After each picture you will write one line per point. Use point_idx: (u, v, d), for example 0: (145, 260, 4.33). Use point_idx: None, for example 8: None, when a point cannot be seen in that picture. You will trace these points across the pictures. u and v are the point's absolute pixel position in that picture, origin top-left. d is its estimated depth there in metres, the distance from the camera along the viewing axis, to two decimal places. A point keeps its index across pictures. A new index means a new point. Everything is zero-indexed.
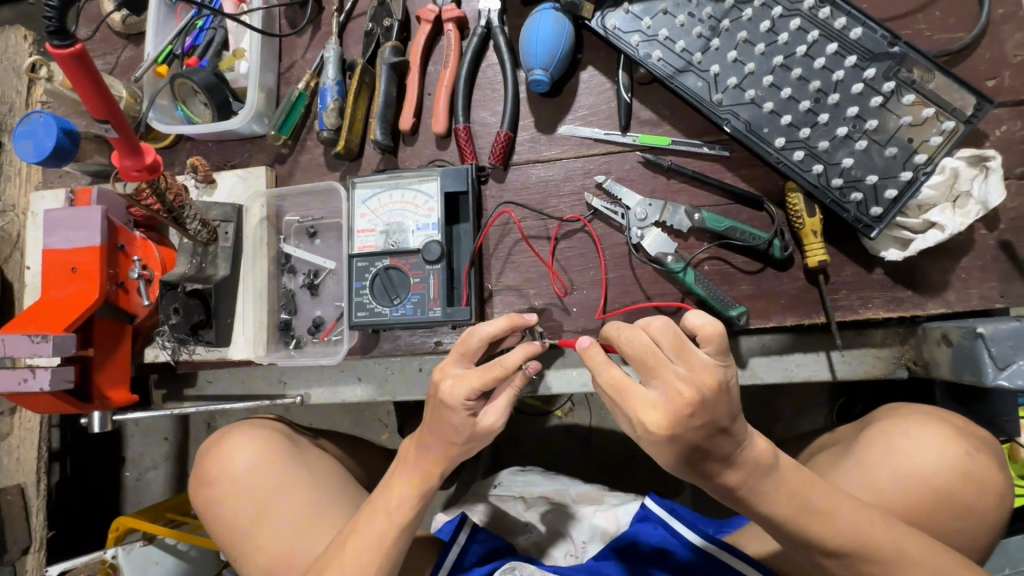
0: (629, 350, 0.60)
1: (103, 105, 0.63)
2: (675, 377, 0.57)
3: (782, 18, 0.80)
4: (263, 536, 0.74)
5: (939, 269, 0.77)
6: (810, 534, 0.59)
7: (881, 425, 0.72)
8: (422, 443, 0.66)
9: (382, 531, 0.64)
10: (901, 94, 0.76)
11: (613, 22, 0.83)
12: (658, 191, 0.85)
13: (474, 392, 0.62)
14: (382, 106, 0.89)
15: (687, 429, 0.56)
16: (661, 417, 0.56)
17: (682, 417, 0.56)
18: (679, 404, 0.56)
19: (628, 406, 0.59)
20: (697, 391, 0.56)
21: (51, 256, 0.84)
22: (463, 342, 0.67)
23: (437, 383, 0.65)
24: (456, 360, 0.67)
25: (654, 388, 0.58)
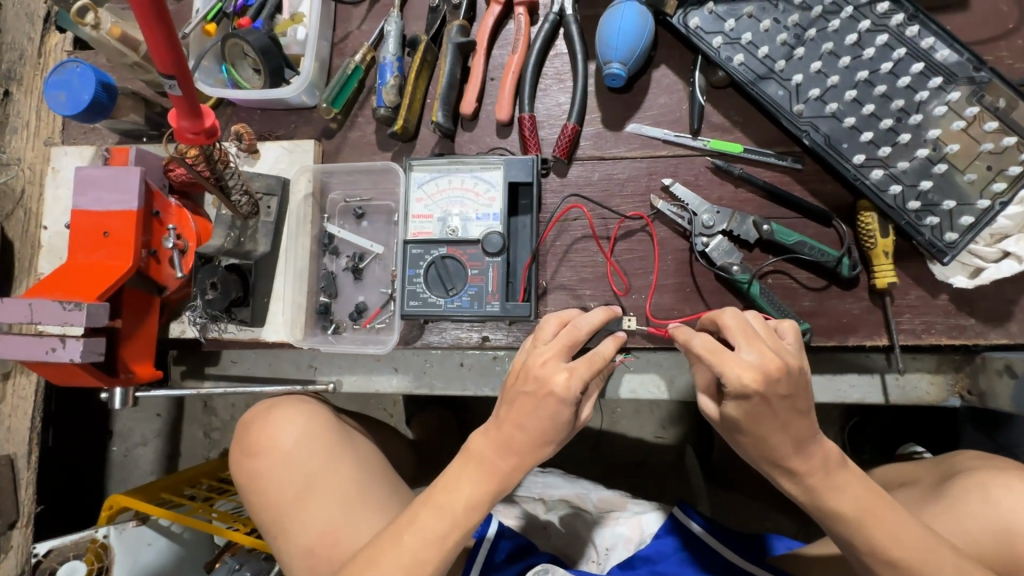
0: (728, 323, 0.61)
1: (172, 60, 0.57)
2: (767, 350, 0.58)
3: (869, 32, 0.78)
4: (307, 511, 0.74)
5: (1004, 299, 0.77)
6: (873, 540, 0.59)
7: (976, 471, 0.69)
8: (499, 431, 0.64)
9: (442, 531, 0.63)
10: (983, 120, 0.75)
11: (696, 22, 0.81)
12: (725, 200, 0.83)
13: (580, 376, 0.62)
14: (445, 88, 0.85)
15: (773, 396, 0.57)
16: (752, 372, 0.56)
17: (770, 382, 0.56)
18: (771, 367, 0.56)
19: (720, 364, 0.57)
20: (786, 363, 0.57)
21: (80, 217, 0.78)
22: (569, 333, 0.66)
23: (542, 373, 0.63)
24: (561, 350, 0.64)
25: (746, 351, 0.58)
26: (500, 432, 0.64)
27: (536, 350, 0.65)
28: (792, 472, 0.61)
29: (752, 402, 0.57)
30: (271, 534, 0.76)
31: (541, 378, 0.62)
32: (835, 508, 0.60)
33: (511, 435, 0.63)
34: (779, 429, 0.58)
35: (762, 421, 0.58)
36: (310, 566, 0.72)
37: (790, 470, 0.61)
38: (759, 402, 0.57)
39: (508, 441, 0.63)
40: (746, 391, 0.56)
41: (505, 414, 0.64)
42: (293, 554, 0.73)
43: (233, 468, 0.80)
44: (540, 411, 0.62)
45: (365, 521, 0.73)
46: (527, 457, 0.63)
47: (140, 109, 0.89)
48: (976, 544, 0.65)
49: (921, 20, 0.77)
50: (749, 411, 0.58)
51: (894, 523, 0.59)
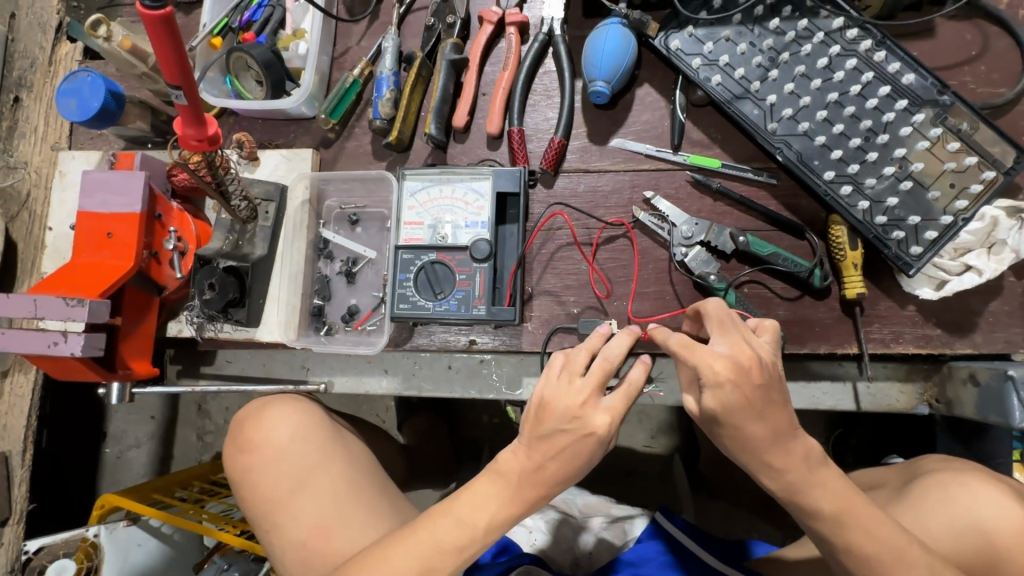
0: (708, 313, 0.64)
1: (180, 72, 0.61)
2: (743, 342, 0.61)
3: (840, 56, 0.82)
4: (299, 506, 0.76)
5: (969, 310, 0.80)
6: (847, 537, 0.61)
7: (936, 474, 0.73)
8: (530, 459, 0.64)
9: (460, 542, 0.63)
10: (946, 141, 0.79)
11: (677, 44, 0.85)
12: (704, 212, 0.87)
13: (618, 411, 0.63)
14: (438, 101, 0.89)
15: (748, 386, 0.59)
16: (724, 360, 0.59)
17: (741, 372, 0.58)
18: (741, 357, 0.59)
19: (694, 358, 0.60)
20: (758, 355, 0.60)
21: (83, 218, 0.81)
22: (603, 369, 0.64)
23: (581, 413, 0.63)
24: (595, 388, 0.64)
25: (722, 342, 0.61)
26: (531, 462, 0.64)
27: (569, 387, 0.64)
28: (769, 468, 0.61)
29: (723, 390, 0.59)
30: (262, 530, 0.78)
31: (581, 418, 0.63)
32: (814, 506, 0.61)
33: (544, 468, 0.64)
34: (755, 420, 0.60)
35: (736, 413, 0.59)
36: (301, 562, 0.74)
37: (769, 467, 0.61)
38: (731, 391, 0.59)
39: (540, 470, 0.64)
40: (717, 378, 0.58)
41: (543, 451, 0.64)
42: (284, 548, 0.75)
43: (227, 464, 0.83)
44: (582, 448, 0.63)
45: (356, 517, 0.75)
46: (562, 483, 0.65)
47: (146, 117, 0.93)
48: (943, 544, 0.67)
49: (888, 45, 0.81)
50: (720, 401, 0.59)
51: (868, 521, 0.60)
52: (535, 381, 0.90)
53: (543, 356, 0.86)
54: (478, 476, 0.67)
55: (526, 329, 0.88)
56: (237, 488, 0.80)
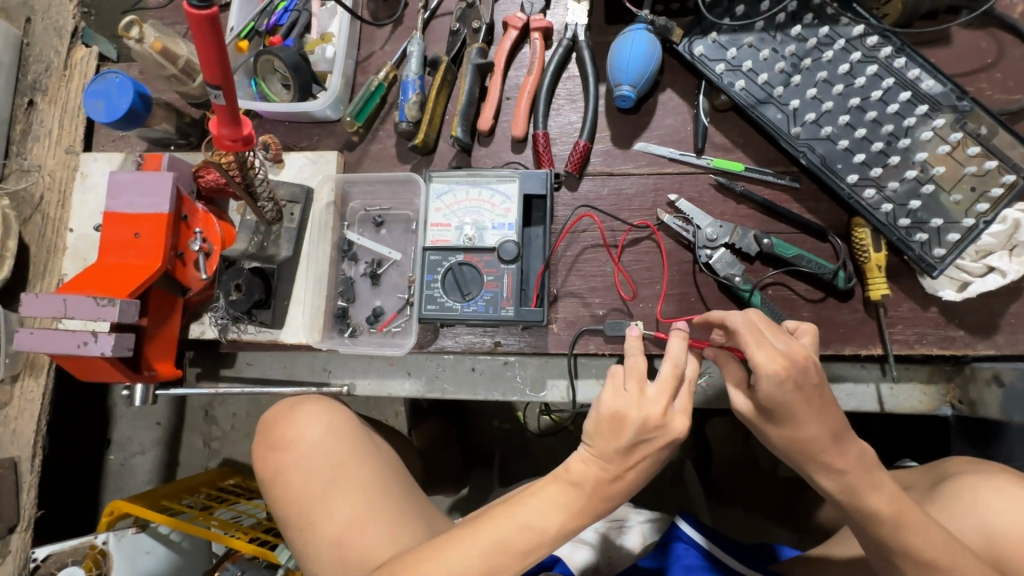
0: (737, 326, 0.67)
1: (221, 72, 0.61)
2: (777, 349, 0.64)
3: (860, 62, 0.84)
4: (333, 503, 0.78)
5: (990, 312, 0.81)
6: (906, 541, 0.60)
7: (965, 474, 0.73)
8: (608, 470, 0.69)
9: (524, 548, 0.66)
10: (966, 145, 0.81)
11: (700, 49, 0.87)
12: (728, 215, 0.88)
13: (689, 411, 0.71)
14: (464, 105, 0.90)
15: (803, 384, 0.63)
16: (780, 360, 0.63)
17: (795, 369, 0.63)
18: (782, 363, 0.62)
19: (754, 346, 0.64)
20: (790, 358, 0.63)
21: (111, 218, 0.81)
22: (674, 375, 0.71)
23: (664, 420, 0.69)
24: (671, 395, 0.70)
25: (760, 351, 0.64)
26: (608, 473, 0.69)
27: (642, 398, 0.69)
28: (825, 466, 0.64)
29: (779, 387, 0.63)
30: (293, 528, 0.80)
31: (661, 425, 0.69)
32: (872, 509, 0.62)
33: (623, 476, 0.70)
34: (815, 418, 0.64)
35: (792, 407, 0.63)
36: (332, 559, 0.75)
37: (831, 467, 0.64)
38: (788, 389, 0.63)
39: (618, 479, 0.70)
40: (777, 377, 0.62)
41: (625, 462, 0.69)
42: (316, 545, 0.77)
43: (257, 462, 0.85)
44: (659, 453, 0.70)
45: (388, 516, 0.78)
46: (640, 485, 0.72)
47: (171, 118, 0.93)
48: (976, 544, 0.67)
49: (907, 53, 0.83)
50: (781, 399, 0.63)
51: (908, 520, 0.60)
52: (559, 383, 0.90)
53: (569, 357, 0.86)
54: (545, 484, 0.70)
55: (552, 331, 0.88)
56: (268, 486, 0.82)
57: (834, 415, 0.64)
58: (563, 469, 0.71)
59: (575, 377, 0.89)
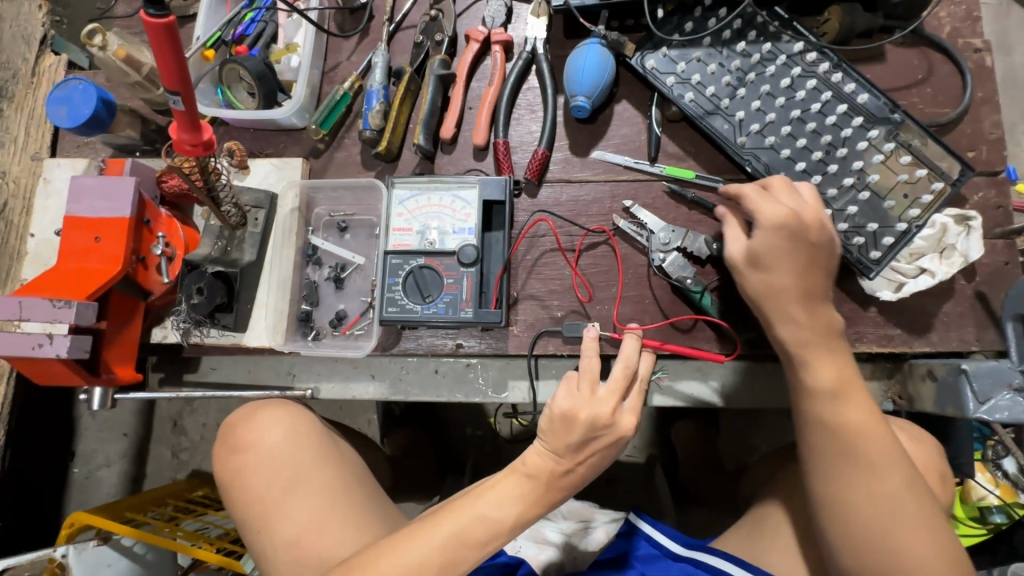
0: (745, 193, 0.75)
1: (178, 78, 0.63)
2: (784, 205, 0.73)
3: (800, 77, 0.89)
4: (292, 505, 0.79)
5: (925, 312, 0.86)
6: None
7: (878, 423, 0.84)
8: (560, 464, 0.72)
9: (485, 537, 0.69)
10: (899, 155, 0.86)
11: (652, 63, 0.91)
12: (680, 220, 0.92)
13: (637, 410, 0.74)
14: (427, 113, 0.93)
15: (801, 234, 0.72)
16: (783, 211, 0.72)
17: (784, 226, 0.72)
18: (781, 215, 0.72)
19: (759, 201, 0.74)
20: (793, 211, 0.72)
21: (72, 222, 0.82)
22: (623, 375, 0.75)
23: (616, 418, 0.73)
24: (621, 393, 0.74)
25: (763, 209, 0.73)
26: (561, 467, 0.72)
27: (593, 398, 0.72)
28: (800, 347, 0.72)
29: (780, 227, 0.72)
30: (252, 531, 0.80)
31: (609, 424, 0.72)
32: (817, 370, 0.71)
33: (573, 471, 0.73)
34: (820, 308, 0.73)
35: (776, 260, 0.72)
36: (291, 559, 0.77)
37: (790, 319, 0.72)
38: (783, 237, 0.72)
39: (571, 473, 0.73)
40: (777, 219, 0.72)
41: (576, 457, 0.72)
42: (275, 547, 0.78)
43: (218, 464, 0.85)
44: (607, 449, 0.73)
45: (347, 517, 0.79)
46: (590, 479, 0.75)
47: (135, 125, 0.95)
48: None
49: (843, 68, 0.89)
50: (770, 243, 0.72)
51: None
52: (520, 384, 0.92)
53: (528, 359, 0.88)
54: (504, 477, 0.73)
55: (512, 333, 0.90)
56: (228, 488, 0.83)
57: (819, 304, 0.73)
58: (521, 463, 0.73)
59: (536, 379, 0.91)
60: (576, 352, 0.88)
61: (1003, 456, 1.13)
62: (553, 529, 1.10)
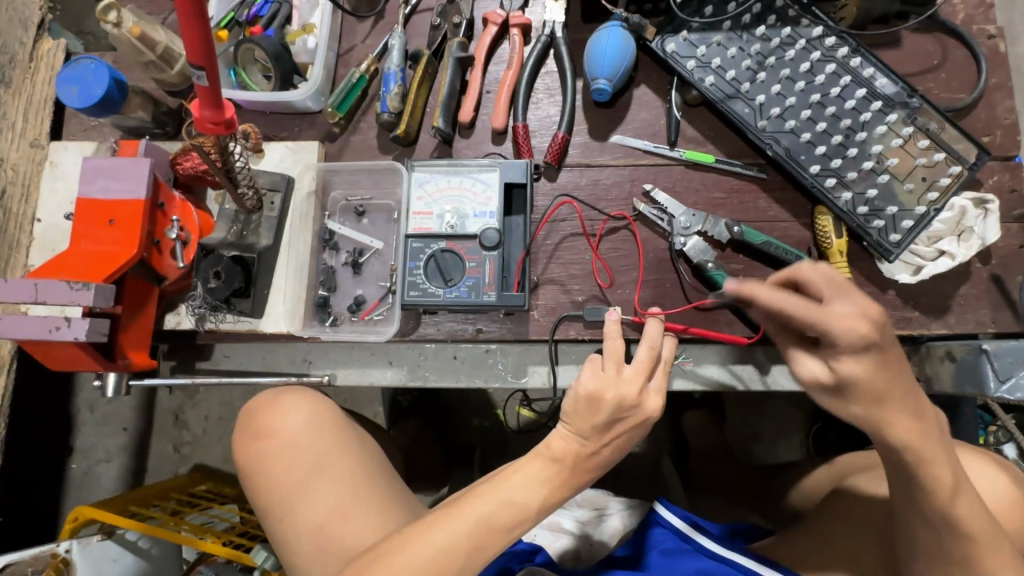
0: (812, 277, 0.61)
1: (204, 52, 0.61)
2: (858, 308, 0.58)
3: (820, 61, 0.89)
4: (316, 492, 0.78)
5: (942, 295, 0.87)
6: None
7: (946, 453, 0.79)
8: (585, 446, 0.72)
9: (512, 522, 0.69)
10: (917, 139, 0.87)
11: (672, 47, 0.91)
12: (700, 205, 0.92)
13: (663, 391, 0.75)
14: (445, 96, 0.92)
15: (883, 344, 0.58)
16: (862, 323, 0.57)
17: (879, 327, 0.57)
18: (876, 311, 0.57)
19: (824, 321, 0.57)
20: (888, 306, 0.58)
21: (84, 204, 0.80)
22: (648, 357, 0.75)
23: (641, 400, 0.73)
24: (645, 374, 0.74)
25: (841, 302, 0.59)
26: (585, 450, 0.72)
27: (618, 379, 0.72)
28: (888, 424, 0.61)
29: (868, 352, 0.58)
30: (273, 517, 0.79)
31: (636, 405, 0.72)
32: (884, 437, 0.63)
33: (599, 453, 0.73)
34: (909, 395, 0.61)
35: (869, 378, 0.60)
36: (316, 547, 0.76)
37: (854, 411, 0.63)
38: (874, 350, 0.58)
39: (596, 455, 0.73)
40: (861, 343, 0.56)
41: (601, 439, 0.72)
42: (298, 534, 0.77)
43: (239, 451, 0.84)
44: (632, 431, 0.74)
45: (371, 504, 0.78)
46: (614, 461, 0.75)
47: (147, 106, 0.91)
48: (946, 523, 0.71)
49: (862, 53, 0.89)
50: (853, 374, 0.59)
51: None
52: (541, 369, 0.91)
53: (550, 343, 0.88)
54: (527, 461, 0.72)
55: (533, 318, 0.90)
56: (251, 474, 0.82)
57: (915, 398, 0.61)
58: (546, 447, 0.73)
59: (556, 364, 0.91)
60: (598, 336, 0.88)
61: (1005, 441, 1.15)
62: (568, 517, 1.11)
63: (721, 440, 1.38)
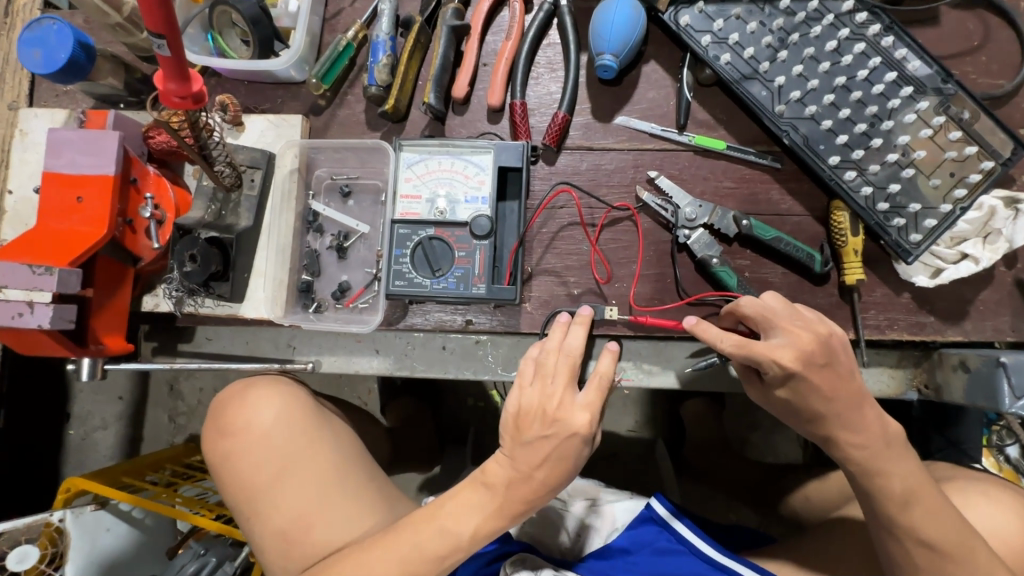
0: (747, 313, 0.70)
1: (163, 18, 0.55)
2: (788, 340, 0.67)
3: (848, 40, 0.81)
4: (284, 493, 0.77)
5: (961, 299, 0.81)
6: None
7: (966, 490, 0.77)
8: (517, 470, 0.68)
9: (443, 551, 0.67)
10: (948, 130, 0.79)
11: (687, 19, 0.83)
12: (708, 194, 0.86)
13: (592, 405, 0.69)
14: (438, 69, 0.85)
15: (815, 369, 0.66)
16: (792, 354, 0.66)
17: (807, 358, 0.66)
18: (803, 344, 0.66)
19: (758, 354, 0.67)
20: (815, 334, 0.67)
21: (51, 181, 0.75)
22: (568, 369, 0.70)
23: (563, 416, 0.68)
24: (567, 388, 0.69)
25: (777, 336, 0.68)
26: (519, 473, 0.68)
27: (541, 392, 0.70)
28: None
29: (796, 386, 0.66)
30: (243, 513, 0.79)
31: (558, 420, 0.68)
32: None
33: (533, 476, 0.68)
34: (850, 406, 0.67)
35: None
36: (283, 547, 0.76)
37: None
38: None
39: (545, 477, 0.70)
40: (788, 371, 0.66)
41: (531, 461, 0.68)
42: (265, 532, 0.77)
43: (209, 448, 0.82)
44: (568, 449, 0.68)
45: (339, 505, 0.77)
46: (556, 485, 0.69)
47: (119, 74, 0.86)
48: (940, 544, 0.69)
49: (896, 31, 0.81)
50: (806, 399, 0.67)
51: None
52: None
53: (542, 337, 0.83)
54: (460, 488, 0.70)
55: (525, 310, 0.85)
56: (219, 472, 0.81)
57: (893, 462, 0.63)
58: (480, 473, 0.70)
59: None
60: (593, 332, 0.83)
61: (1008, 441, 1.09)
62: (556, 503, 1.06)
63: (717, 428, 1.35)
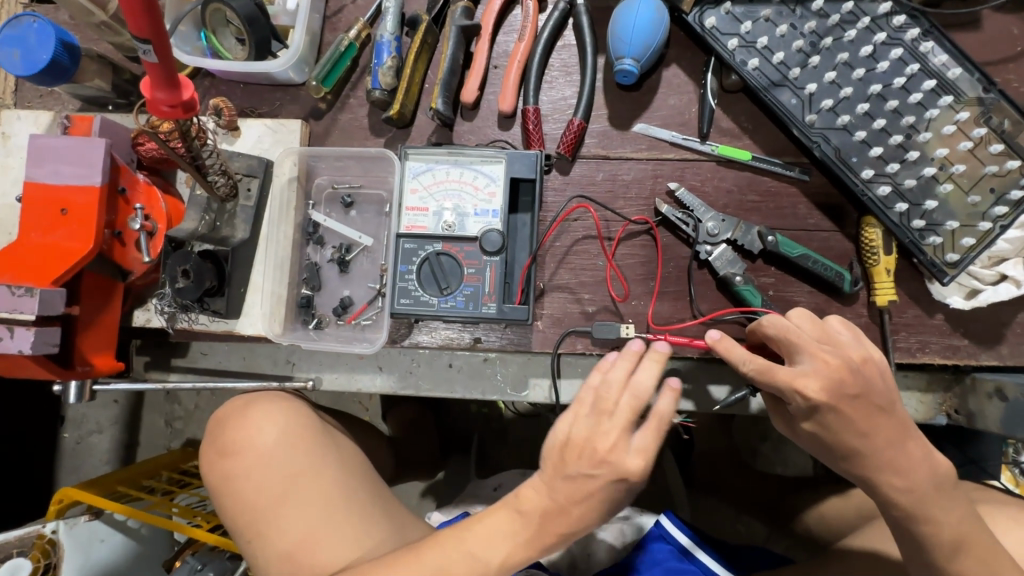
0: (772, 334, 0.66)
1: (149, 23, 0.50)
2: (816, 368, 0.62)
3: (884, 45, 0.76)
4: (287, 515, 0.72)
5: (997, 321, 0.77)
6: None
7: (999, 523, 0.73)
8: (555, 501, 0.61)
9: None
10: (989, 142, 0.75)
11: (712, 21, 0.78)
12: (730, 207, 0.81)
13: (647, 449, 0.61)
14: (446, 72, 0.79)
15: (845, 400, 0.62)
16: (819, 384, 0.62)
17: (834, 386, 0.62)
18: (831, 372, 0.62)
19: (781, 381, 0.62)
20: (845, 362, 0.63)
21: (33, 192, 0.70)
22: (630, 403, 0.62)
23: (613, 454, 0.61)
24: (625, 424, 0.62)
25: (802, 362, 0.63)
26: (556, 504, 0.61)
27: (595, 426, 0.62)
28: None
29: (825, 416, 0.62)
30: (243, 540, 0.74)
31: (610, 458, 0.61)
32: None
33: (570, 512, 0.62)
34: (888, 435, 0.63)
35: None
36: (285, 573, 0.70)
37: None
38: None
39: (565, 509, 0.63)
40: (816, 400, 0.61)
41: (571, 496, 0.61)
42: (267, 558, 0.71)
43: (207, 469, 0.78)
44: (609, 489, 0.61)
45: (347, 526, 0.72)
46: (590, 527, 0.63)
47: (106, 74, 0.81)
48: None
49: (936, 36, 0.76)
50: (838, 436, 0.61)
51: None
52: (542, 382, 0.83)
53: (554, 357, 0.79)
54: (493, 511, 0.63)
55: (537, 328, 0.81)
56: (218, 495, 0.76)
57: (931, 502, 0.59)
58: (513, 497, 0.64)
59: (559, 377, 0.83)
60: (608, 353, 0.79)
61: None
62: None
63: (728, 442, 1.32)
